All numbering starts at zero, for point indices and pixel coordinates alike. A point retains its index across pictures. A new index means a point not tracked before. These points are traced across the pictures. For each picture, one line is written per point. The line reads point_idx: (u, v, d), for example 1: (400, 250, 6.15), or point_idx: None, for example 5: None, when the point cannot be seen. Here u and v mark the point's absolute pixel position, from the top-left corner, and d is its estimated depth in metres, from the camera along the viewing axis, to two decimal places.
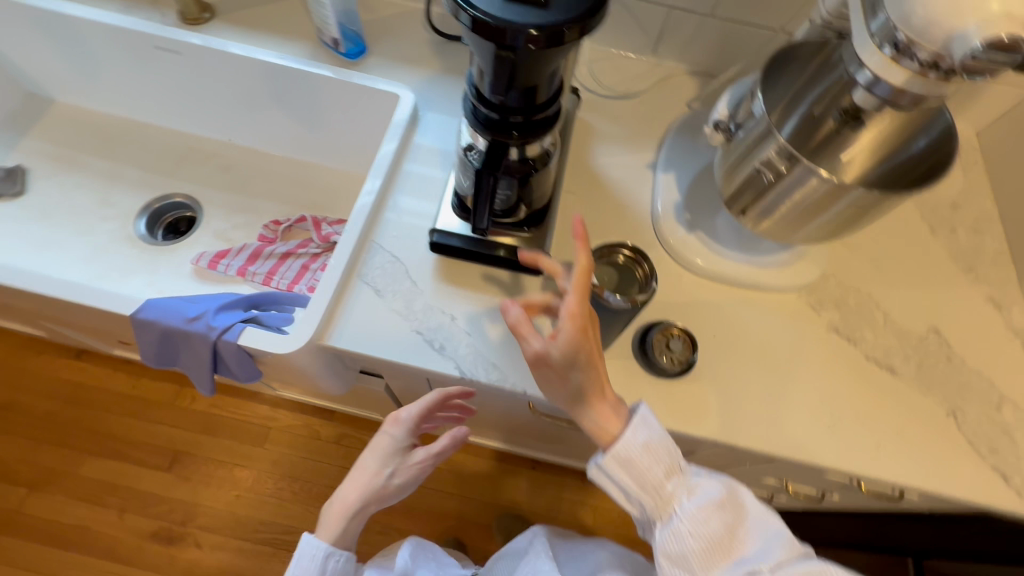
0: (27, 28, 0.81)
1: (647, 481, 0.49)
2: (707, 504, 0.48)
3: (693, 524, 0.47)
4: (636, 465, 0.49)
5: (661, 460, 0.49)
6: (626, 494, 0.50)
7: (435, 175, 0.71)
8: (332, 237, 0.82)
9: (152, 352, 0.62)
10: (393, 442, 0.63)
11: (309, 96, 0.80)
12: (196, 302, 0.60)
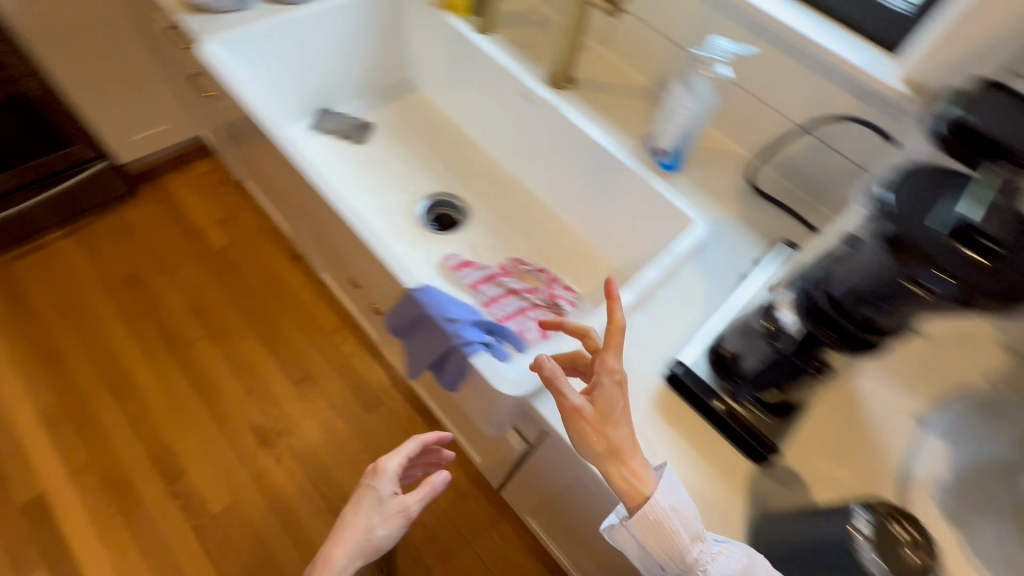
0: (442, 38, 1.03)
1: (665, 549, 0.52)
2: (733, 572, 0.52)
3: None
4: (656, 537, 0.52)
5: (677, 538, 0.52)
6: (635, 545, 0.55)
7: (691, 308, 0.73)
8: (558, 300, 0.88)
9: (400, 322, 0.73)
10: (376, 493, 0.78)
11: (611, 181, 0.88)
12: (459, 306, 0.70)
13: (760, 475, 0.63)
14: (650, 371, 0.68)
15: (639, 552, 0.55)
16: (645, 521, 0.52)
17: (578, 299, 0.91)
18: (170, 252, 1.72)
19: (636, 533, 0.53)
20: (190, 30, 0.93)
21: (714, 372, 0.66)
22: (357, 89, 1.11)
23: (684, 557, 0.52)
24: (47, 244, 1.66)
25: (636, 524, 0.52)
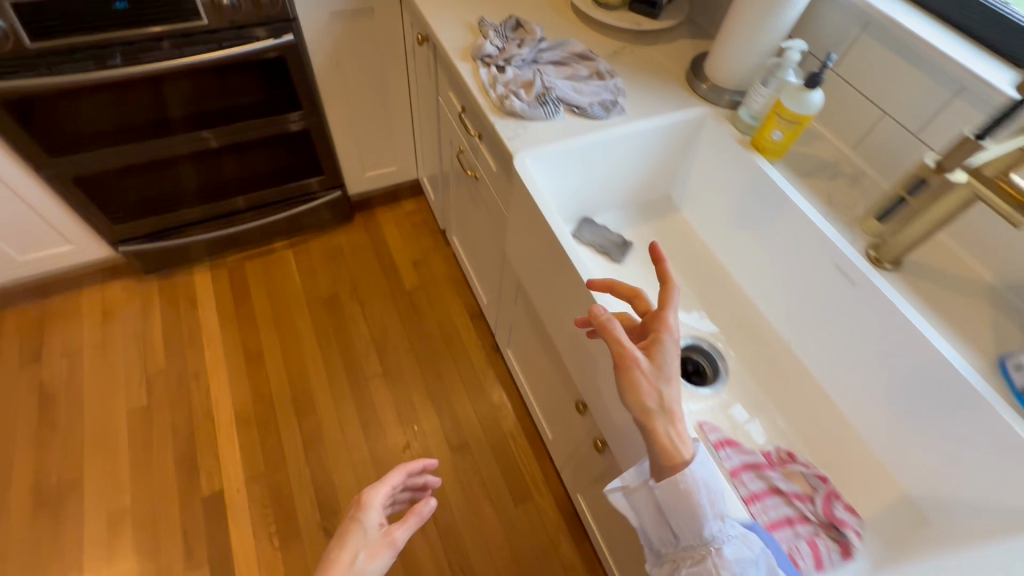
0: (741, 177, 0.96)
1: (684, 520, 0.61)
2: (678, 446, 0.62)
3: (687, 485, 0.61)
4: (675, 502, 0.61)
5: (687, 488, 0.61)
6: (661, 524, 0.64)
7: None
8: (840, 525, 0.72)
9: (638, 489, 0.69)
10: (362, 526, 0.68)
11: (946, 405, 0.72)
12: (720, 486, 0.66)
13: None
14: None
15: (647, 512, 0.65)
16: (667, 486, 0.61)
17: (861, 527, 0.74)
18: (368, 282, 1.82)
19: (659, 494, 0.62)
20: (501, 135, 0.93)
21: None
22: (623, 202, 1.07)
23: (695, 527, 0.61)
24: (271, 252, 1.84)
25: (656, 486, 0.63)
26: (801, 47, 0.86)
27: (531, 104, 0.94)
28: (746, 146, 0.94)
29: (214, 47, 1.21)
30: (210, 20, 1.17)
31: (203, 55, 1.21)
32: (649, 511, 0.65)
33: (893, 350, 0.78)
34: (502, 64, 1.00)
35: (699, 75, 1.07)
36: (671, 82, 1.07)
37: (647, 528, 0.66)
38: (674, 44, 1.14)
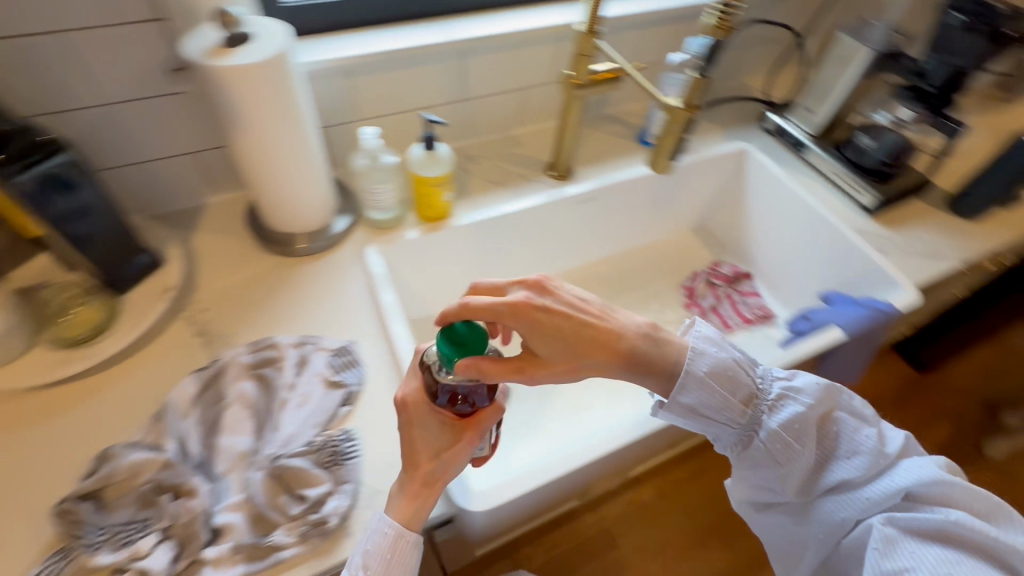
0: (458, 246, 0.89)
1: (724, 390, 0.59)
2: (721, 352, 0.60)
3: (714, 360, 0.59)
4: (749, 461, 0.60)
5: (729, 385, 0.59)
6: (725, 408, 0.59)
7: (812, 181, 1.01)
8: (732, 274, 1.07)
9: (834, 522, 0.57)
10: None
11: (670, 187, 1.04)
12: None
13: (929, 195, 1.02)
14: (855, 211, 0.97)
15: (721, 425, 0.60)
16: (690, 381, 0.58)
17: (730, 264, 1.11)
18: None
19: (682, 389, 0.58)
20: None
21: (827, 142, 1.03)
22: None
23: (744, 408, 0.60)
24: None
25: (683, 392, 0.58)
26: (371, 130, 0.75)
27: (337, 478, 0.58)
28: (435, 227, 0.85)
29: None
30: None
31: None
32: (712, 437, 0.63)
33: (644, 193, 1.02)
34: (208, 536, 0.53)
35: (278, 240, 0.80)
36: (285, 278, 0.78)
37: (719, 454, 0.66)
38: (204, 256, 0.79)
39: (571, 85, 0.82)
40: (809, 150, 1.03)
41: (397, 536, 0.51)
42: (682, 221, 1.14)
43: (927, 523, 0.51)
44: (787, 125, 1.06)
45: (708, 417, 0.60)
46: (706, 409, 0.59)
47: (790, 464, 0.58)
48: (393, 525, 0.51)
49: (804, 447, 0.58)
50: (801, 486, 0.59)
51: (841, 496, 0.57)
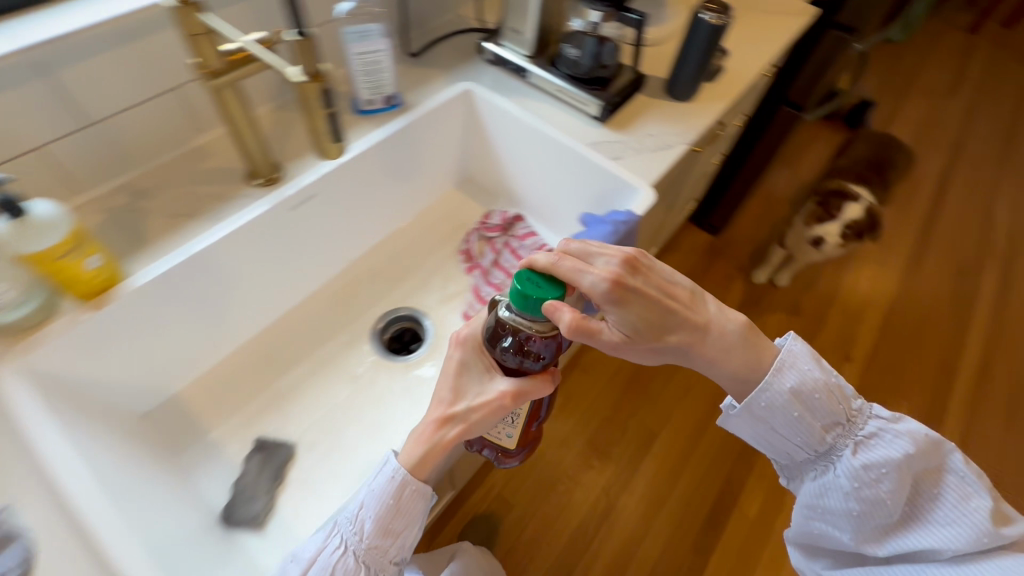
0: (153, 310, 0.70)
1: (804, 411, 0.66)
2: (815, 370, 0.67)
3: (795, 377, 0.66)
4: (828, 505, 0.66)
5: (820, 404, 0.66)
6: (782, 396, 0.66)
7: (541, 104, 0.97)
8: (505, 221, 1.02)
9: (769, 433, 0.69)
10: None
11: (405, 152, 0.94)
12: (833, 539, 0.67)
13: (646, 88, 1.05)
14: (587, 123, 0.96)
15: (782, 420, 0.67)
16: (786, 399, 0.66)
17: (500, 210, 1.05)
18: None
19: (751, 401, 0.67)
20: None
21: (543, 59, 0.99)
22: (174, 469, 0.70)
23: (793, 397, 0.66)
24: None
25: (767, 418, 0.68)
26: None
27: None
28: (102, 299, 0.65)
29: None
30: (363, 549, 0.58)
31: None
32: (800, 467, 0.70)
33: (378, 169, 0.90)
34: None
35: None
36: None
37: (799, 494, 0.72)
38: None
39: (206, 78, 0.65)
40: (531, 73, 0.99)
41: (401, 485, 0.58)
42: (440, 181, 1.05)
43: (971, 537, 0.58)
44: (502, 52, 1.00)
45: (761, 408, 0.68)
46: (772, 397, 0.66)
47: (812, 421, 0.66)
48: (401, 477, 0.58)
49: (891, 496, 0.62)
50: (888, 549, 0.62)
51: (875, 507, 0.63)
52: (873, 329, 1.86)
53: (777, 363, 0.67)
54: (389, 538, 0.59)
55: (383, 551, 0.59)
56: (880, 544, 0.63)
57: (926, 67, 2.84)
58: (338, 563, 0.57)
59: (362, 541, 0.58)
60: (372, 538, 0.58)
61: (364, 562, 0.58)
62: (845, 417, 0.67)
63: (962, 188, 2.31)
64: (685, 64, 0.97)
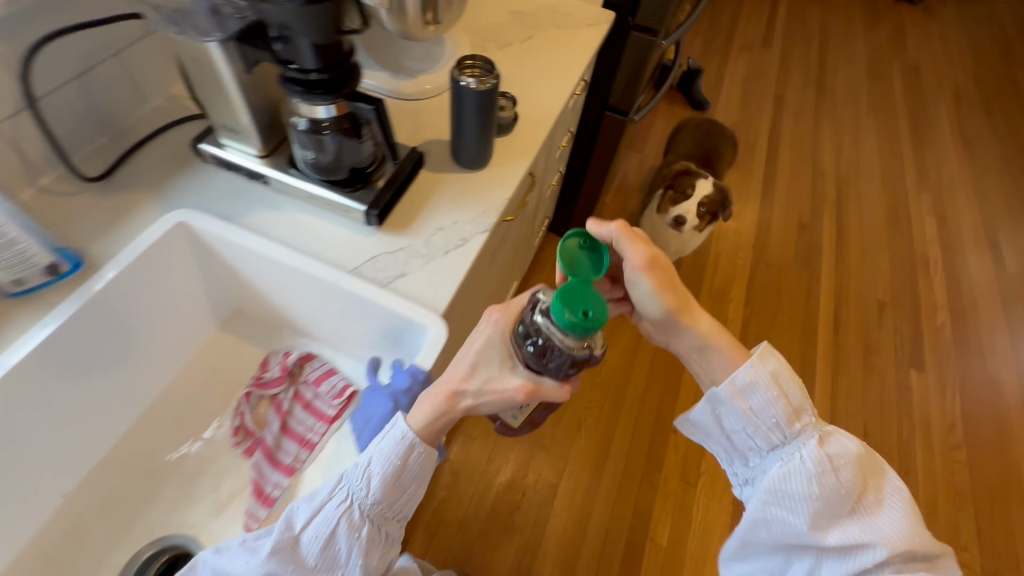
0: None
1: (783, 398, 0.63)
2: (773, 368, 0.64)
3: (779, 367, 0.64)
4: (789, 487, 0.61)
5: (796, 390, 0.64)
6: (764, 381, 0.64)
7: (291, 219, 0.75)
8: (285, 369, 0.78)
9: (744, 420, 0.64)
10: None
11: (105, 330, 0.68)
12: (776, 530, 0.62)
13: (431, 160, 0.85)
14: (358, 231, 0.75)
15: (759, 398, 0.64)
16: (765, 379, 0.64)
17: (280, 351, 0.82)
18: None
19: (742, 379, 0.64)
20: None
21: (281, 159, 0.75)
22: None
23: (776, 390, 0.64)
24: None
25: (746, 393, 0.64)
26: None
27: None
28: None
29: (321, 563, 0.55)
30: (367, 507, 0.57)
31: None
32: (753, 455, 0.66)
33: (62, 370, 0.64)
34: None
35: None
36: None
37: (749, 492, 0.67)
38: None
39: None
40: (269, 178, 0.75)
41: (410, 446, 0.57)
42: (190, 331, 0.80)
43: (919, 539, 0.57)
44: (222, 155, 0.75)
45: (746, 385, 0.64)
46: (755, 377, 0.63)
47: (779, 406, 0.63)
48: (410, 441, 0.56)
49: (848, 488, 0.60)
50: (840, 538, 0.58)
51: (834, 493, 0.59)
52: (740, 306, 1.88)
53: (762, 351, 0.65)
54: (394, 496, 0.57)
55: (388, 509, 0.58)
56: (827, 536, 0.59)
57: (741, 23, 2.95)
58: (342, 518, 0.56)
59: (366, 501, 0.56)
60: (378, 497, 0.56)
61: (369, 520, 0.57)
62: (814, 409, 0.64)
63: (790, 141, 2.43)
64: (464, 134, 0.79)
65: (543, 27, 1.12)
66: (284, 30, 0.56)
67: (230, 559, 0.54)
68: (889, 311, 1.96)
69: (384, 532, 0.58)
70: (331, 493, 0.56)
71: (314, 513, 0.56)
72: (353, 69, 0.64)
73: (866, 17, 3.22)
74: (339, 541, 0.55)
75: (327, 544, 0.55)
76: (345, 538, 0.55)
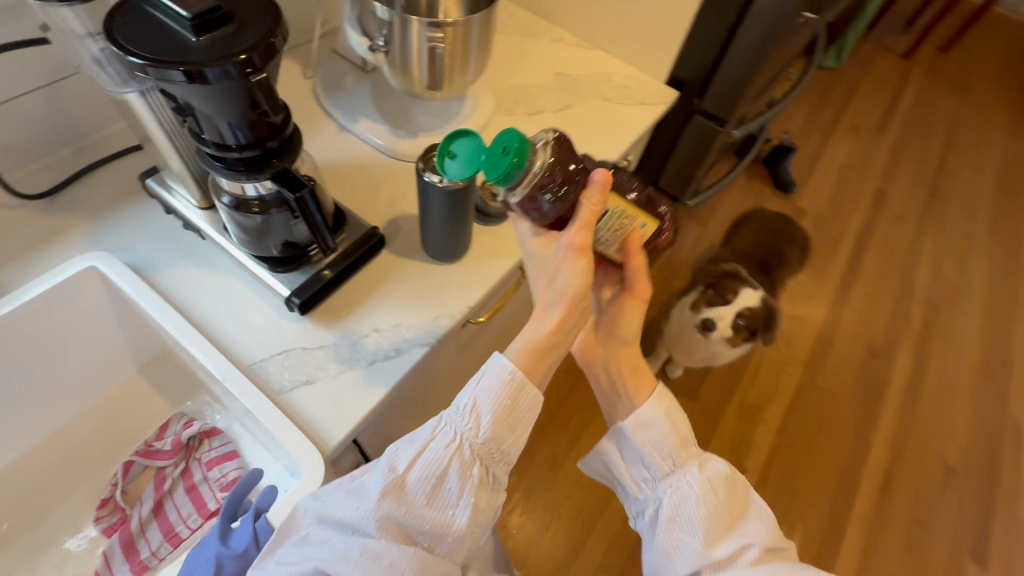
0: None
1: (676, 433, 0.62)
2: (667, 405, 0.64)
3: (669, 409, 0.63)
4: (683, 512, 0.58)
5: (685, 424, 0.63)
6: (658, 421, 0.62)
7: (215, 283, 0.66)
8: (178, 442, 0.69)
9: (643, 455, 0.62)
10: None
11: None
12: (670, 554, 0.58)
13: (399, 240, 0.74)
14: (283, 314, 0.65)
15: (658, 432, 0.62)
16: (659, 414, 0.62)
17: (185, 414, 0.72)
18: None
19: (644, 411, 0.63)
20: None
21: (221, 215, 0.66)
22: None
23: (676, 431, 0.62)
24: None
25: (645, 427, 0.62)
26: None
27: None
28: None
29: (432, 507, 0.50)
30: (478, 445, 0.52)
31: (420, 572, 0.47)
32: (644, 486, 0.63)
33: None
34: None
35: None
36: None
37: (646, 530, 0.62)
38: None
39: None
40: (205, 233, 0.67)
41: (515, 387, 0.54)
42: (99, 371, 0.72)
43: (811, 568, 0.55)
44: (164, 197, 0.67)
45: (641, 418, 0.62)
46: (649, 413, 0.62)
47: (673, 442, 0.62)
48: (510, 379, 0.54)
49: (733, 512, 0.59)
50: (727, 549, 0.55)
51: (719, 517, 0.58)
52: (772, 429, 1.62)
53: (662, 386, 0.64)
54: (501, 437, 0.54)
55: (498, 446, 0.54)
56: (718, 558, 0.55)
57: (856, 101, 2.64)
58: (452, 458, 0.51)
59: (476, 439, 0.52)
60: (485, 438, 0.52)
61: (478, 459, 0.52)
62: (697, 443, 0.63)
63: (883, 246, 2.11)
64: (432, 227, 0.67)
65: (587, 96, 0.98)
66: (197, 106, 0.45)
67: (339, 514, 0.49)
68: (956, 480, 1.63)
69: (491, 476, 0.54)
70: (434, 433, 0.53)
71: (417, 454, 0.52)
72: (292, 135, 0.54)
73: (1011, 117, 2.78)
74: (450, 480, 0.51)
75: (432, 493, 0.50)
76: (456, 480, 0.51)
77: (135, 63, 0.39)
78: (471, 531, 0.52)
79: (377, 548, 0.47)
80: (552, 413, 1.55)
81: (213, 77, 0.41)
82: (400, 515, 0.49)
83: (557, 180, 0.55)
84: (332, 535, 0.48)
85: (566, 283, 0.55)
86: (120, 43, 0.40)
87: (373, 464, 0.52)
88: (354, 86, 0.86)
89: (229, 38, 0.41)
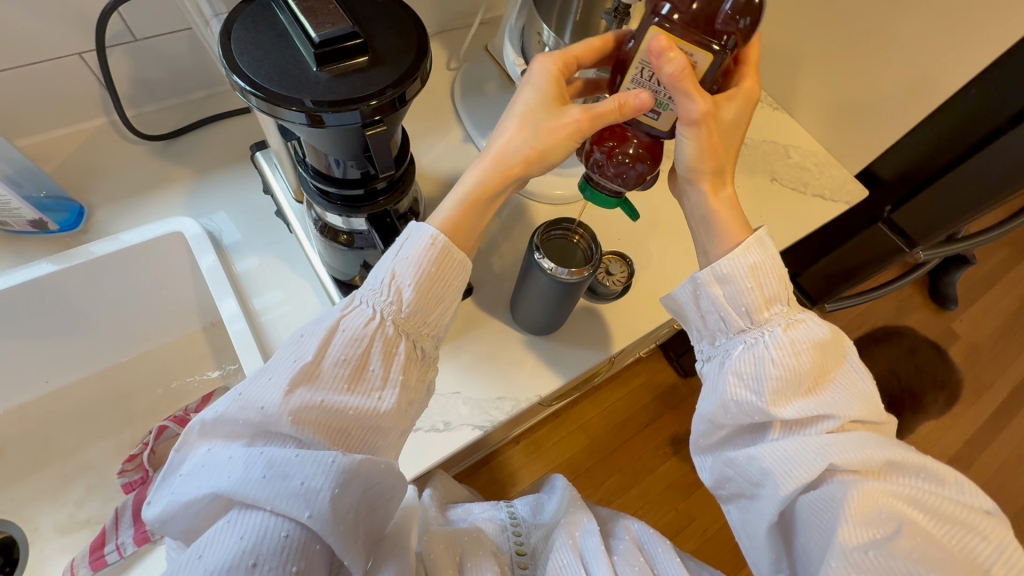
0: None
1: (767, 290, 0.48)
2: (760, 257, 0.47)
3: (759, 269, 0.47)
4: (752, 369, 0.47)
5: (775, 281, 0.48)
6: (745, 279, 0.47)
7: (285, 282, 0.61)
8: None
9: (711, 308, 0.49)
10: None
11: (62, 298, 0.62)
12: (721, 414, 0.48)
13: (483, 290, 0.65)
14: None
15: (741, 282, 0.47)
16: (741, 270, 0.47)
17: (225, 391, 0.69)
18: None
19: (724, 262, 0.48)
20: None
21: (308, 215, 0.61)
22: None
23: (770, 290, 0.48)
24: None
25: (721, 281, 0.48)
26: None
27: None
28: None
29: (353, 393, 0.41)
30: (402, 319, 0.44)
31: (352, 476, 0.38)
32: (711, 345, 0.51)
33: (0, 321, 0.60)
34: None
35: None
36: None
37: (703, 378, 0.52)
38: None
39: None
40: (292, 227, 0.62)
41: (443, 254, 0.44)
42: (166, 321, 0.72)
43: (907, 493, 0.42)
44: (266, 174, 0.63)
45: (719, 271, 0.48)
46: (728, 263, 0.47)
47: (765, 315, 0.48)
48: (437, 243, 0.44)
49: (828, 394, 0.46)
50: (799, 413, 0.45)
51: (804, 397, 0.46)
52: None
53: (756, 235, 0.48)
54: (429, 310, 0.45)
55: (425, 320, 0.45)
56: (787, 449, 0.44)
57: None
58: (374, 336, 0.43)
59: (399, 314, 0.43)
60: (411, 311, 0.43)
61: (403, 335, 0.44)
62: (789, 296, 0.48)
63: None
64: (530, 301, 0.57)
65: (755, 169, 0.81)
66: (304, 140, 0.38)
67: (241, 421, 0.40)
68: None
69: (421, 353, 0.45)
70: (344, 310, 0.44)
71: (327, 342, 0.42)
72: (403, 175, 0.46)
73: None
74: (375, 361, 0.42)
75: (352, 376, 0.42)
76: (383, 361, 0.43)
77: (246, 90, 0.33)
78: (402, 421, 0.43)
79: (293, 461, 0.38)
80: (591, 463, 1.30)
81: (328, 120, 0.33)
82: (318, 407, 0.40)
83: (619, 147, 0.49)
84: (239, 454, 0.39)
85: (697, 204, 0.50)
86: (236, 62, 0.33)
87: (273, 357, 0.42)
88: (495, 94, 0.75)
89: (359, 76, 0.34)
